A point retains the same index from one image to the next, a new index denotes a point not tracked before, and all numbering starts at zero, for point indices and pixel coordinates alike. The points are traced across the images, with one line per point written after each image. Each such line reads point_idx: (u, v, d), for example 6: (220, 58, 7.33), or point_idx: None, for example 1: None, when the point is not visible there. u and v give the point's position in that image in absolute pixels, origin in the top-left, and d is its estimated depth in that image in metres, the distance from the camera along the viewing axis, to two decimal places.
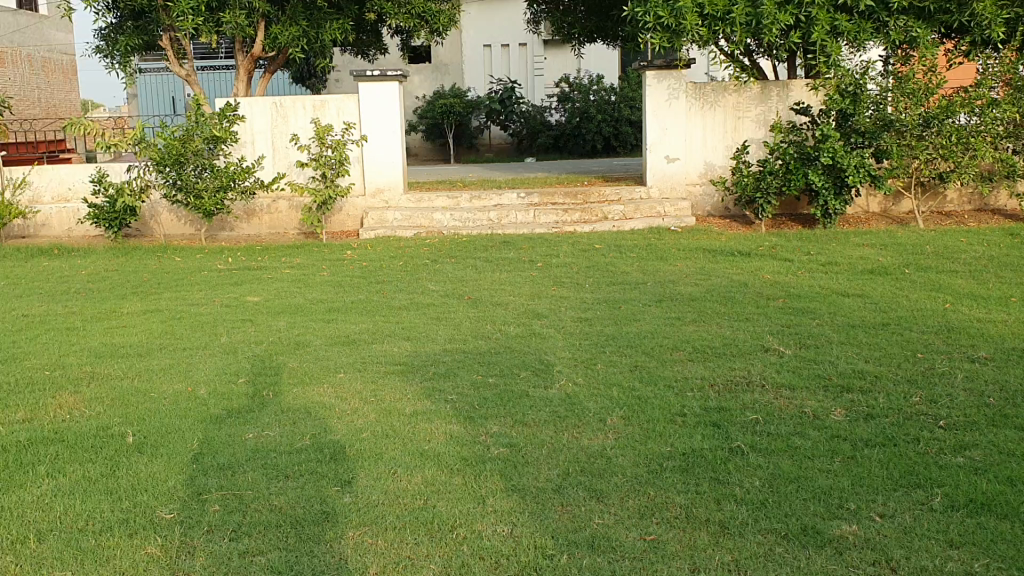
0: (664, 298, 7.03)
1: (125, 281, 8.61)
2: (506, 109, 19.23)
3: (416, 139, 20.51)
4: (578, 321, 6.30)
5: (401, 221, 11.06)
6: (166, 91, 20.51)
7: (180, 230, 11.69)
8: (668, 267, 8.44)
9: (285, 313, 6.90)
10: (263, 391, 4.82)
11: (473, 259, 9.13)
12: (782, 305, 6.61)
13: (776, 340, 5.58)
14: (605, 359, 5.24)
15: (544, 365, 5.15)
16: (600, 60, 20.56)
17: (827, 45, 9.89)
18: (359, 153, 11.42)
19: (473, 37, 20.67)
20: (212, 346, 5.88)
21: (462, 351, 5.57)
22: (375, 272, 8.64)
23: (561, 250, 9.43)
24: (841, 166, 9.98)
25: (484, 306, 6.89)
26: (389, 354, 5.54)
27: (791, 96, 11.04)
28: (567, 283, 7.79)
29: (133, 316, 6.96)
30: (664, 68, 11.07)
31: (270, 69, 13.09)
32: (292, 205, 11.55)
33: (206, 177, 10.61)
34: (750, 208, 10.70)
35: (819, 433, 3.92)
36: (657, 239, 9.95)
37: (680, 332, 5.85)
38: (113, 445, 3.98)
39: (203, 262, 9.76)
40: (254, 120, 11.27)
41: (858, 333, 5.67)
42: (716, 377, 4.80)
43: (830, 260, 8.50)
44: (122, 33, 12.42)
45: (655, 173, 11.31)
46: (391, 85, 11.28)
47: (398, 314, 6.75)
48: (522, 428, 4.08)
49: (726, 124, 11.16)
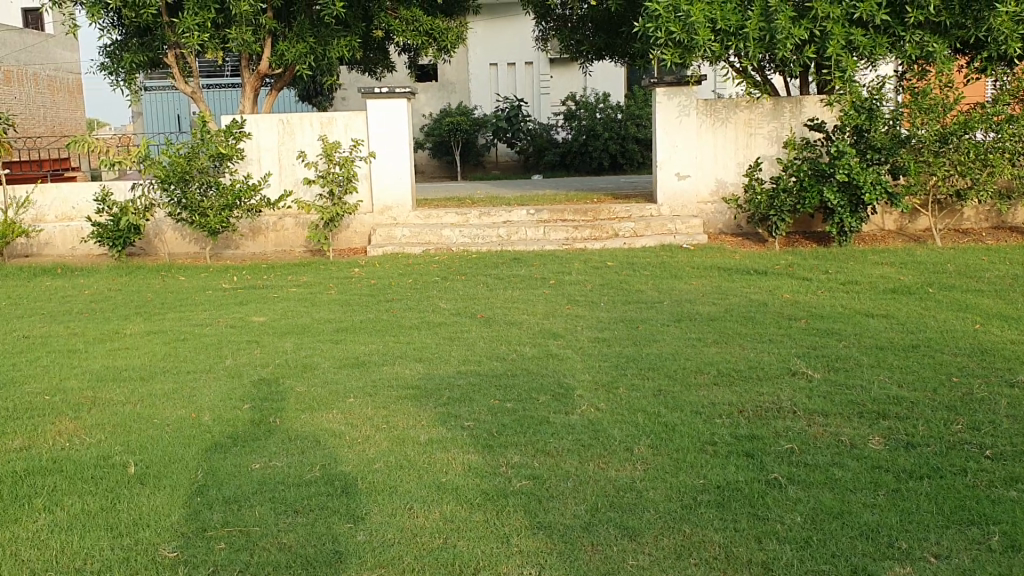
0: (682, 317, 6.83)
1: (128, 301, 8.43)
2: (513, 127, 18.98)
3: (422, 156, 20.37)
4: (595, 342, 6.10)
5: (409, 238, 10.88)
6: (172, 109, 20.47)
7: (184, 248, 11.53)
8: (683, 286, 8.24)
9: (292, 334, 6.71)
10: (271, 417, 4.63)
11: (484, 277, 8.94)
12: (805, 326, 6.41)
13: (803, 362, 5.38)
14: (627, 382, 5.03)
15: (563, 388, 4.95)
16: (607, 77, 20.43)
17: (842, 60, 9.70)
18: (366, 169, 11.26)
19: (479, 56, 20.56)
20: (217, 369, 5.68)
21: (477, 373, 5.37)
22: (384, 291, 8.45)
23: (573, 268, 9.23)
24: (857, 183, 9.76)
25: (497, 326, 6.70)
26: (401, 377, 5.34)
27: (804, 112, 10.85)
28: (581, 302, 7.59)
29: (136, 337, 6.76)
30: (675, 84, 10.91)
31: (276, 87, 12.95)
32: (299, 223, 11.39)
33: (212, 195, 10.46)
34: (763, 225, 10.51)
35: (859, 464, 3.71)
36: (670, 257, 9.76)
37: (702, 354, 5.65)
38: (114, 476, 3.78)
39: (208, 281, 9.58)
40: (260, 137, 11.11)
41: (889, 356, 5.45)
42: (744, 402, 4.60)
43: (850, 279, 8.29)
44: (127, 50, 12.27)
45: (666, 190, 11.13)
46: (398, 102, 11.15)
47: (409, 334, 6.55)
48: (544, 458, 3.88)
49: (738, 141, 10.97)
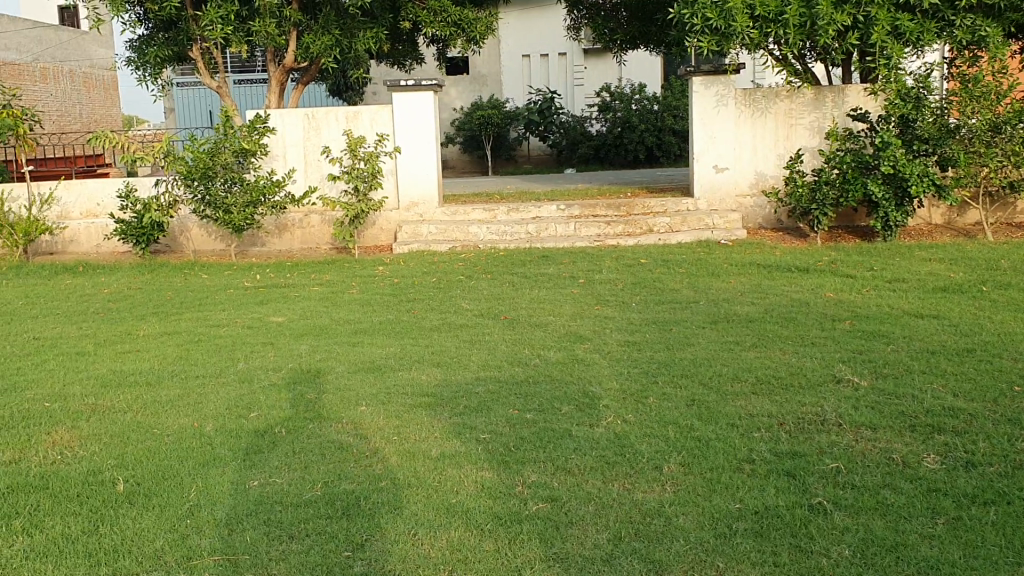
0: (717, 319, 6.46)
1: (147, 300, 8.24)
2: (545, 121, 18.57)
3: (454, 151, 20.07)
4: (625, 346, 5.75)
5: (437, 234, 10.62)
6: (203, 104, 20.38)
7: (209, 245, 11.33)
8: (720, 284, 7.86)
9: (309, 336, 6.45)
10: (276, 426, 4.35)
11: (511, 275, 8.62)
12: (849, 328, 6.01)
13: (849, 368, 4.99)
14: (657, 391, 4.69)
15: (588, 397, 4.62)
16: (643, 69, 19.98)
17: (888, 46, 9.22)
18: (392, 164, 10.98)
19: (510, 48, 20.24)
20: (226, 374, 5.42)
21: (498, 379, 5.04)
22: (407, 290, 8.15)
23: (603, 265, 8.88)
24: (903, 176, 9.30)
25: (521, 328, 6.38)
26: (417, 383, 5.03)
27: (847, 102, 10.40)
28: (612, 301, 7.24)
29: (149, 339, 6.54)
30: (712, 73, 10.49)
31: (302, 81, 12.70)
32: (325, 219, 11.15)
33: (236, 192, 10.25)
34: (804, 219, 10.09)
35: (914, 486, 3.33)
36: (706, 253, 9.38)
37: (739, 360, 5.28)
38: (101, 495, 3.52)
39: (229, 280, 9.36)
40: (285, 132, 10.88)
41: (942, 361, 5.06)
42: (785, 414, 4.23)
43: (896, 276, 7.86)
44: (153, 44, 12.09)
45: (702, 184, 10.72)
46: (425, 95, 10.87)
47: (429, 336, 6.26)
48: (564, 477, 3.55)
49: (778, 132, 10.53)
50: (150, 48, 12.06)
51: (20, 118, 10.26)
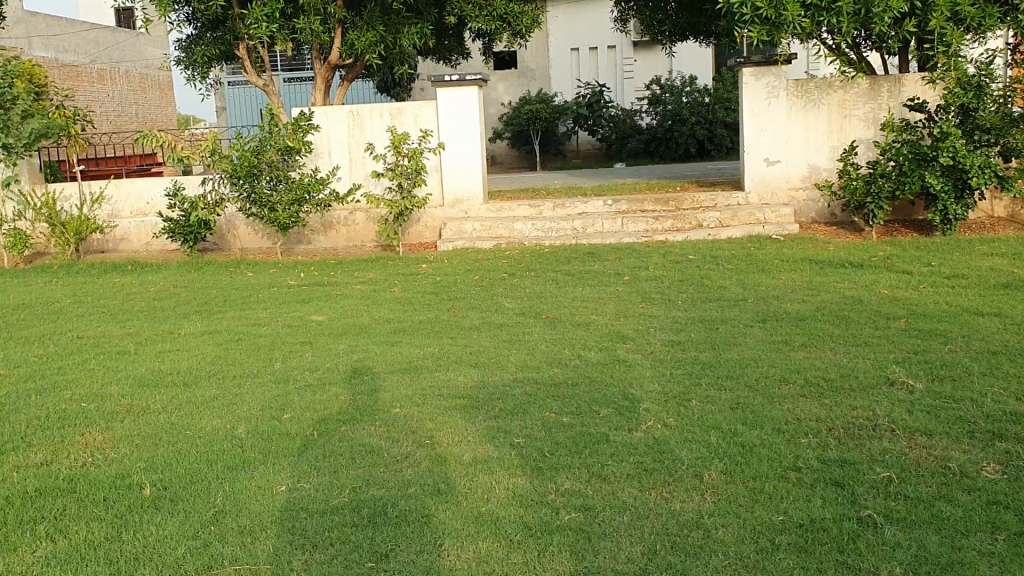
0: (766, 317, 6.24)
1: (191, 299, 8.26)
2: (594, 114, 18.56)
3: (502, 146, 19.97)
4: (669, 346, 5.58)
5: (482, 231, 10.52)
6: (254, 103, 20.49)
7: (256, 243, 11.36)
8: (770, 281, 7.63)
9: (348, 335, 6.38)
10: (308, 428, 4.27)
11: (555, 273, 8.48)
12: (905, 327, 5.76)
13: (904, 370, 4.76)
14: (700, 393, 4.52)
15: (629, 400, 4.47)
16: (693, 61, 19.65)
17: (947, 33, 8.87)
18: (437, 161, 10.90)
19: (559, 42, 20.11)
20: (263, 374, 5.37)
21: (536, 381, 4.91)
22: (450, 288, 8.06)
23: (650, 262, 8.70)
24: (963, 167, 8.96)
25: (563, 327, 6.24)
26: (454, 385, 4.93)
27: (903, 92, 10.06)
28: (657, 299, 7.06)
29: (190, 338, 6.53)
30: (762, 64, 10.23)
31: (348, 77, 12.70)
32: (370, 217, 11.11)
33: (281, 189, 10.24)
34: (859, 213, 9.78)
35: (973, 498, 3.12)
36: (756, 249, 9.13)
37: (787, 360, 5.08)
38: (126, 500, 3.47)
39: (274, 277, 9.36)
40: (330, 129, 10.86)
41: (1004, 362, 4.80)
42: (834, 419, 4.04)
43: (955, 272, 7.56)
44: (201, 44, 12.18)
45: (753, 177, 10.47)
46: (470, 90, 10.76)
47: (468, 336, 6.15)
48: (599, 484, 3.41)
49: (831, 124, 10.23)
50: (198, 48, 12.15)
51: (70, 118, 10.40)
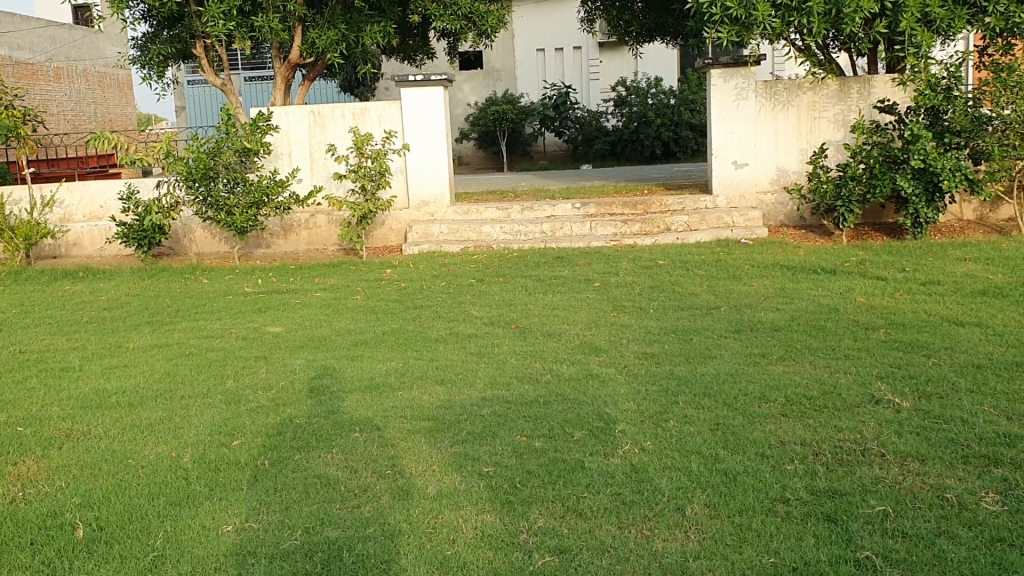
0: (741, 327, 6.03)
1: (143, 308, 7.90)
2: (560, 116, 18.28)
3: (468, 147, 19.67)
4: (642, 359, 5.34)
5: (447, 234, 10.24)
6: (215, 102, 20.08)
7: (214, 247, 10.96)
8: (743, 288, 7.43)
9: (306, 348, 6.08)
10: (260, 457, 3.98)
11: (523, 278, 8.22)
12: (884, 338, 5.58)
13: (888, 386, 4.56)
14: (678, 412, 4.28)
15: (603, 421, 4.21)
16: (660, 61, 19.51)
17: (917, 34, 8.73)
18: (400, 162, 10.58)
19: (525, 42, 19.83)
20: (214, 393, 5.05)
21: (504, 399, 4.65)
22: (414, 296, 7.77)
23: (620, 268, 8.47)
24: (934, 170, 8.82)
25: (532, 338, 5.98)
26: (417, 404, 4.65)
27: (873, 93, 9.92)
28: (629, 308, 6.82)
29: (138, 353, 6.18)
30: (731, 65, 10.05)
31: (309, 77, 12.33)
32: (331, 220, 10.78)
33: (238, 192, 9.88)
34: (829, 216, 9.62)
35: (974, 534, 2.92)
36: (726, 254, 8.94)
37: (767, 375, 4.86)
38: (56, 544, 3.17)
39: (230, 285, 9.02)
40: (289, 130, 10.52)
41: (990, 377, 4.62)
42: (820, 443, 3.82)
43: (930, 278, 7.41)
44: (156, 42, 11.76)
45: (721, 180, 10.27)
46: (434, 90, 10.46)
47: (432, 349, 5.88)
48: (575, 521, 3.17)
49: (801, 126, 10.08)
50: (153, 46, 11.74)
51: (19, 118, 9.88)
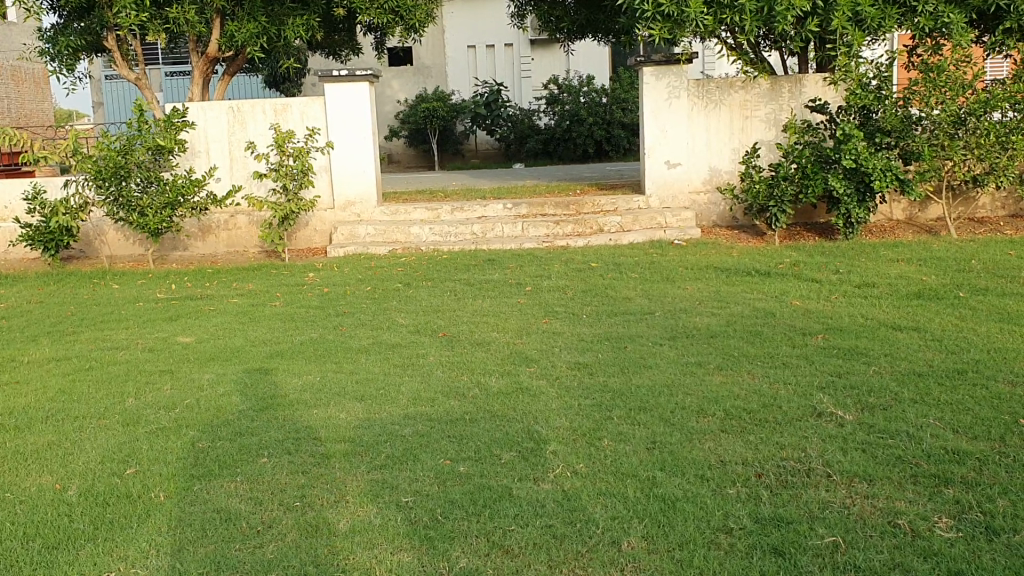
0: (677, 334, 5.80)
1: (45, 316, 7.38)
2: (492, 113, 18.02)
3: (398, 144, 19.24)
4: (575, 370, 5.07)
5: (374, 235, 9.86)
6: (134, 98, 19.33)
7: (127, 250, 10.37)
8: (677, 291, 7.23)
9: (217, 361, 5.67)
10: (154, 488, 3.61)
11: (452, 282, 7.90)
12: (822, 345, 5.40)
13: (830, 398, 4.36)
14: (613, 429, 4.02)
15: (532, 440, 3.93)
16: (591, 59, 19.37)
17: (848, 33, 8.62)
18: (325, 161, 10.17)
19: (456, 39, 19.46)
20: (111, 414, 4.63)
21: (428, 416, 4.33)
22: (337, 301, 7.39)
23: (552, 270, 8.20)
24: (865, 170, 8.75)
25: (460, 347, 5.68)
26: (333, 424, 4.29)
27: (805, 92, 9.83)
28: (561, 313, 6.56)
29: (33, 368, 5.69)
30: (664, 63, 9.86)
31: (229, 72, 11.79)
32: (252, 220, 10.30)
33: (152, 192, 9.35)
34: (762, 217, 9.50)
35: (929, 568, 2.75)
36: (660, 255, 8.75)
37: (705, 386, 4.62)
38: None
39: (142, 290, 8.52)
40: (206, 126, 10.02)
41: (933, 386, 4.46)
42: (762, 462, 3.59)
43: (865, 280, 7.31)
44: (63, 33, 11.09)
45: (654, 180, 10.09)
46: (359, 86, 10.06)
47: (353, 360, 5.52)
48: (501, 560, 2.89)
49: (733, 124, 9.94)
50: (59, 37, 11.07)
51: None
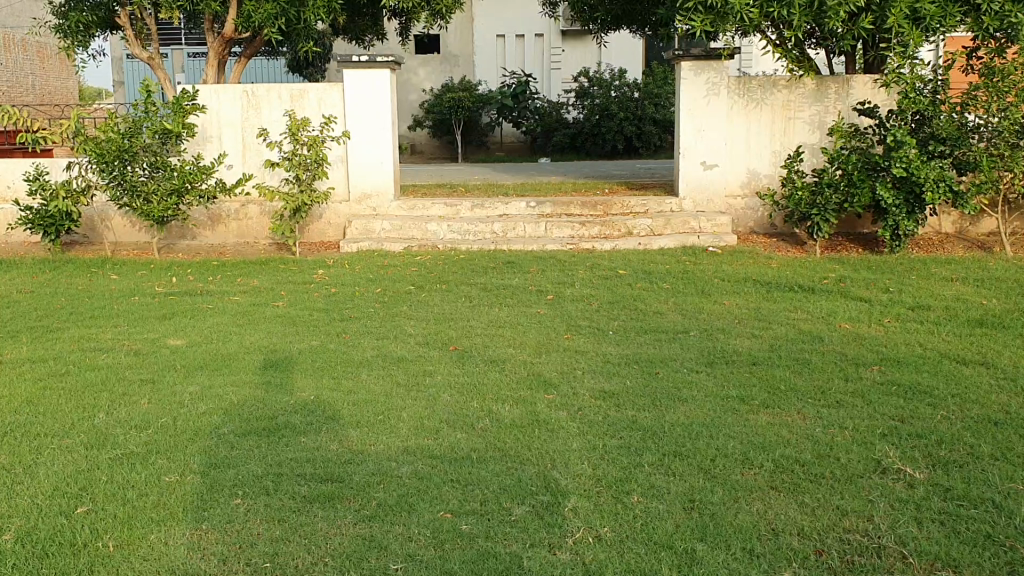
0: (714, 359, 5.21)
1: (33, 308, 6.90)
2: (519, 105, 17.38)
3: (422, 135, 18.69)
4: (599, 400, 4.48)
5: (390, 231, 9.30)
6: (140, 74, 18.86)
7: (133, 237, 9.87)
8: (712, 306, 6.64)
9: (206, 370, 5.15)
10: (104, 536, 3.09)
11: (468, 287, 7.35)
12: (880, 379, 4.80)
13: (896, 448, 3.77)
14: (644, 480, 3.45)
15: (550, 492, 3.37)
16: (625, 52, 18.73)
17: (904, 32, 7.94)
18: (341, 151, 9.61)
19: (485, 28, 18.82)
20: (76, 432, 4.10)
21: (430, 452, 3.77)
22: (343, 304, 6.84)
23: (575, 277, 7.63)
24: (917, 180, 8.04)
25: (473, 365, 5.13)
26: (321, 457, 3.74)
27: (853, 95, 9.17)
28: (586, 328, 5.98)
29: (3, 371, 5.17)
30: (703, 58, 9.22)
31: (246, 54, 11.22)
32: (264, 211, 9.76)
33: (158, 177, 8.81)
34: (803, 225, 8.84)
35: None
36: (694, 264, 8.14)
37: (749, 428, 4.03)
38: None
39: (141, 282, 8.01)
40: (219, 110, 9.50)
41: (1015, 439, 3.86)
42: (823, 534, 3.04)
43: (920, 301, 6.69)
44: (73, 7, 10.47)
45: (689, 182, 9.45)
46: (379, 74, 9.47)
47: (354, 375, 4.98)
48: None
49: (775, 125, 9.30)
50: (69, 12, 10.45)
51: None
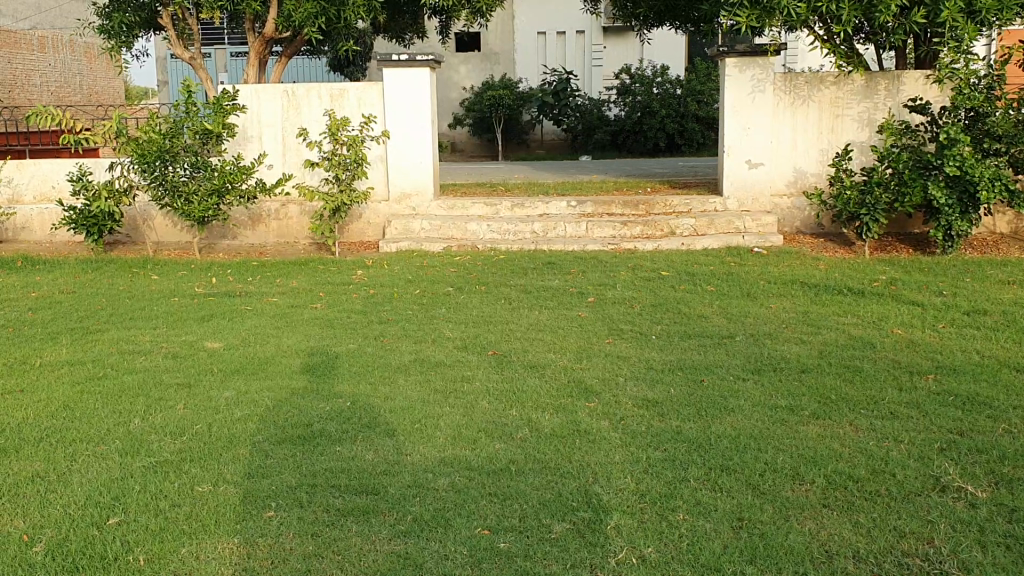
0: (762, 366, 5.05)
1: (73, 309, 6.92)
2: (560, 103, 17.21)
3: (463, 133, 18.61)
4: (642, 409, 4.34)
5: (430, 231, 9.22)
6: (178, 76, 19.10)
7: (175, 237, 9.89)
8: (758, 310, 6.46)
9: (241, 374, 5.09)
10: (134, 549, 3.03)
11: (508, 288, 7.24)
12: (935, 388, 4.60)
13: (956, 464, 3.59)
14: (690, 497, 3.31)
15: (591, 508, 3.24)
16: (666, 49, 18.53)
17: (958, 26, 7.66)
18: (381, 151, 9.55)
19: (526, 25, 18.69)
20: (111, 438, 4.06)
21: (467, 464, 3.67)
22: (382, 306, 6.76)
23: (617, 278, 7.48)
24: (971, 178, 7.77)
25: (512, 371, 5.02)
26: (357, 467, 3.65)
27: (904, 91, 8.91)
28: (628, 332, 5.84)
29: (42, 374, 5.17)
30: (748, 54, 9.01)
31: (287, 53, 11.20)
32: (304, 211, 9.73)
33: (198, 177, 8.79)
34: (852, 226, 8.60)
35: None
36: (738, 265, 7.95)
37: (799, 441, 3.86)
38: None
39: (181, 283, 8.02)
40: (259, 110, 9.48)
41: None
42: (880, 558, 2.89)
43: (975, 305, 6.45)
44: (115, 8, 10.48)
45: (733, 181, 9.25)
46: (420, 72, 9.39)
47: (391, 380, 4.90)
48: None
49: (822, 124, 9.06)
50: (112, 13, 10.47)
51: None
